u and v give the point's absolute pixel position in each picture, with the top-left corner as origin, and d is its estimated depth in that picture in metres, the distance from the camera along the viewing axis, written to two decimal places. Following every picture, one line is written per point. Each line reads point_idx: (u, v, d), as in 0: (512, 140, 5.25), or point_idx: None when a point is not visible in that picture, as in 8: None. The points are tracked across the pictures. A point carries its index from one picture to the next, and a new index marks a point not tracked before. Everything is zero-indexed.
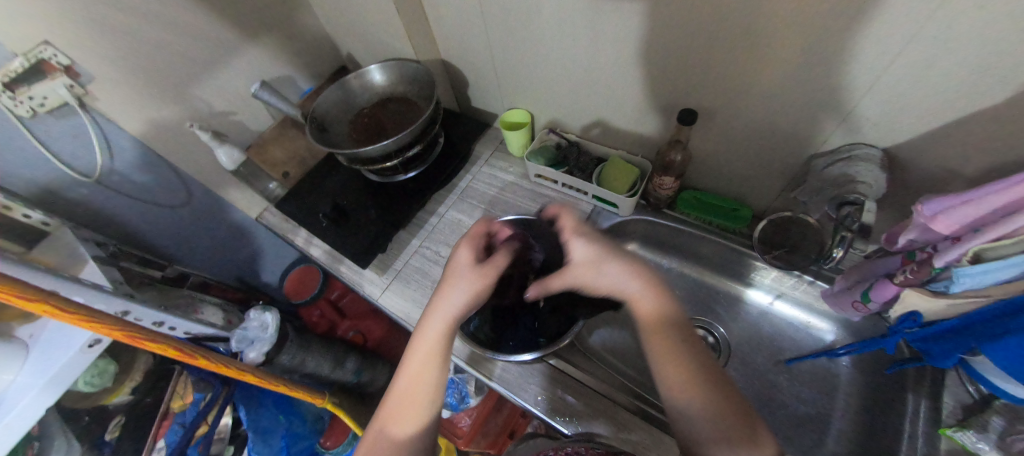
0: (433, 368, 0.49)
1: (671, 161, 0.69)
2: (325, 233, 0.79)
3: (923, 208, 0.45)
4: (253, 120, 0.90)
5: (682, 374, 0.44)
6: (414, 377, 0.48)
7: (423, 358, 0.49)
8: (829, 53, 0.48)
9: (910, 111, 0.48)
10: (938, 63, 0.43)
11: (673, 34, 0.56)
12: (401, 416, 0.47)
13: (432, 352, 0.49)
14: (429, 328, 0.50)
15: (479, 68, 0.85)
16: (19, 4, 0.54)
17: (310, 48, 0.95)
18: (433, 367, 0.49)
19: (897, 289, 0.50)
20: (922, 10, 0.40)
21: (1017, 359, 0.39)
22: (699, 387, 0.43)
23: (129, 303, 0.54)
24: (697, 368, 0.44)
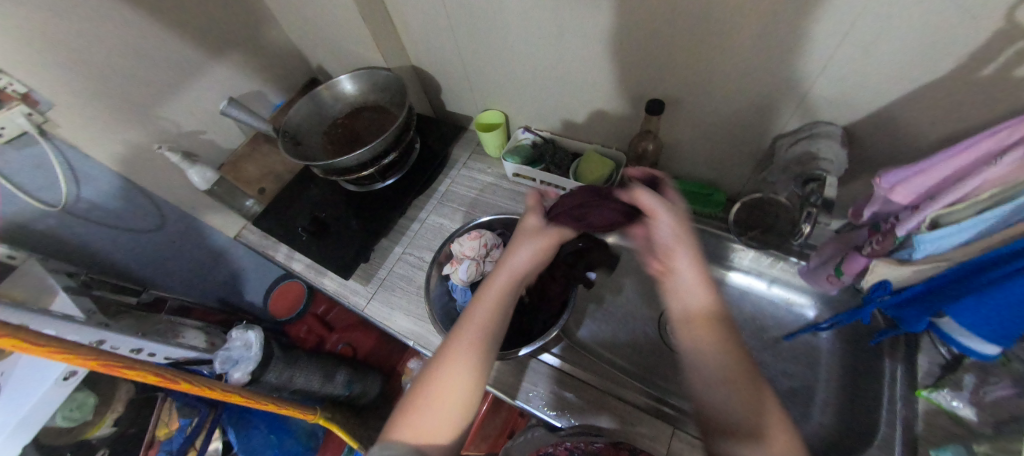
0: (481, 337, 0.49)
1: (644, 151, 0.70)
2: (305, 247, 0.78)
3: (881, 180, 0.46)
4: (224, 138, 0.89)
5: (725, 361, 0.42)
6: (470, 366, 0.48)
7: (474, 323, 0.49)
8: (785, 37, 0.49)
9: (864, 88, 0.50)
10: (886, 40, 0.45)
11: (634, 27, 0.57)
12: (439, 383, 0.45)
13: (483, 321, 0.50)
14: (486, 294, 0.52)
15: (450, 72, 0.85)
16: None
17: (278, 63, 0.94)
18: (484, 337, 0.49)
19: (867, 260, 0.52)
20: None
21: (980, 318, 0.41)
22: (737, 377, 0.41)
23: (103, 332, 0.53)
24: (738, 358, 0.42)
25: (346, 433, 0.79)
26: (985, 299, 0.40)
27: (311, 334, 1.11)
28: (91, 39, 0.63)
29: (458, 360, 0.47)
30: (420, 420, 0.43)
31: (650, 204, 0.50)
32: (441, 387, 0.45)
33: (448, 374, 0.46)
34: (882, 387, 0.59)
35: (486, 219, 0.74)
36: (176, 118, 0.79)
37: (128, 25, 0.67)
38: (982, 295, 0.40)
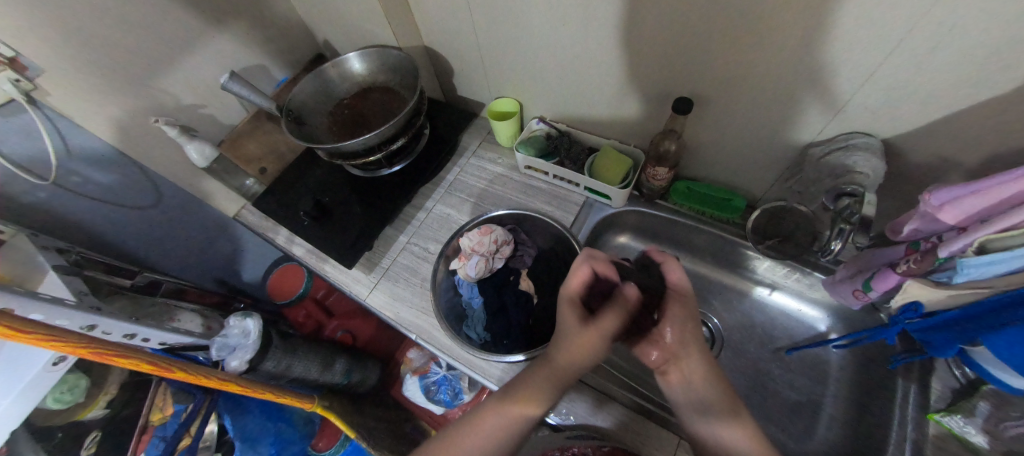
0: (533, 396, 0.49)
1: (666, 150, 0.67)
2: (306, 232, 0.75)
3: (929, 197, 0.44)
4: (225, 113, 0.85)
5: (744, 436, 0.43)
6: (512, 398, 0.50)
7: (535, 382, 0.50)
8: (829, 41, 0.46)
9: (911, 100, 0.47)
10: (943, 50, 0.41)
11: (666, 21, 0.53)
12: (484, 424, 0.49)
13: (546, 382, 0.50)
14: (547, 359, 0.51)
15: (465, 56, 0.81)
16: None
17: (283, 36, 0.89)
18: (537, 393, 0.49)
19: (899, 279, 0.49)
20: None
21: (1018, 349, 0.39)
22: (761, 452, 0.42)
23: (95, 316, 0.51)
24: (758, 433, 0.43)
25: (343, 422, 0.78)
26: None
27: (310, 318, 1.10)
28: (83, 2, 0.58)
29: (510, 411, 0.49)
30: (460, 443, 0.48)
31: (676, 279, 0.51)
32: (491, 422, 0.49)
33: (497, 416, 0.49)
34: (893, 408, 0.58)
35: (496, 213, 0.72)
36: (173, 90, 0.75)
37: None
38: None
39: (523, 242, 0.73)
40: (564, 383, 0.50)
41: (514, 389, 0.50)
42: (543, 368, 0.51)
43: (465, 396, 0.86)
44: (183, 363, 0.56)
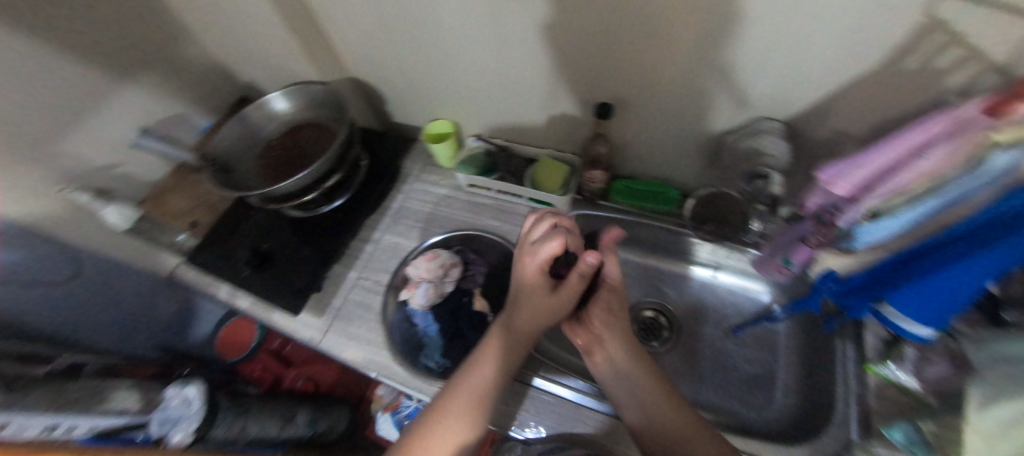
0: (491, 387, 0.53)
1: (598, 154, 0.70)
2: (247, 283, 0.72)
3: (821, 174, 0.48)
4: (144, 169, 0.80)
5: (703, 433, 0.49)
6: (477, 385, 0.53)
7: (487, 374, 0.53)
8: (724, 38, 0.49)
9: (799, 84, 0.51)
10: (816, 38, 0.45)
11: (579, 34, 0.56)
12: (454, 423, 0.50)
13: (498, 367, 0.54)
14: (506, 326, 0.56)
15: (393, 83, 0.80)
16: None
17: (202, 82, 0.86)
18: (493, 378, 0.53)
19: (812, 251, 0.55)
20: None
21: (917, 306, 0.43)
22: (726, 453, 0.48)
23: (8, 415, 0.48)
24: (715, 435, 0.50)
25: None
26: (922, 285, 0.42)
27: (267, 372, 1.04)
28: None
29: (461, 419, 0.50)
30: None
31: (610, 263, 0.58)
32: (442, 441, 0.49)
33: (451, 431, 0.50)
34: (836, 367, 0.61)
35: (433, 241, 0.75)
36: (81, 152, 0.70)
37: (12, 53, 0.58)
38: (915, 284, 0.42)
39: (473, 263, 0.73)
40: (503, 376, 0.54)
41: (466, 396, 0.52)
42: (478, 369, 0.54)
43: None
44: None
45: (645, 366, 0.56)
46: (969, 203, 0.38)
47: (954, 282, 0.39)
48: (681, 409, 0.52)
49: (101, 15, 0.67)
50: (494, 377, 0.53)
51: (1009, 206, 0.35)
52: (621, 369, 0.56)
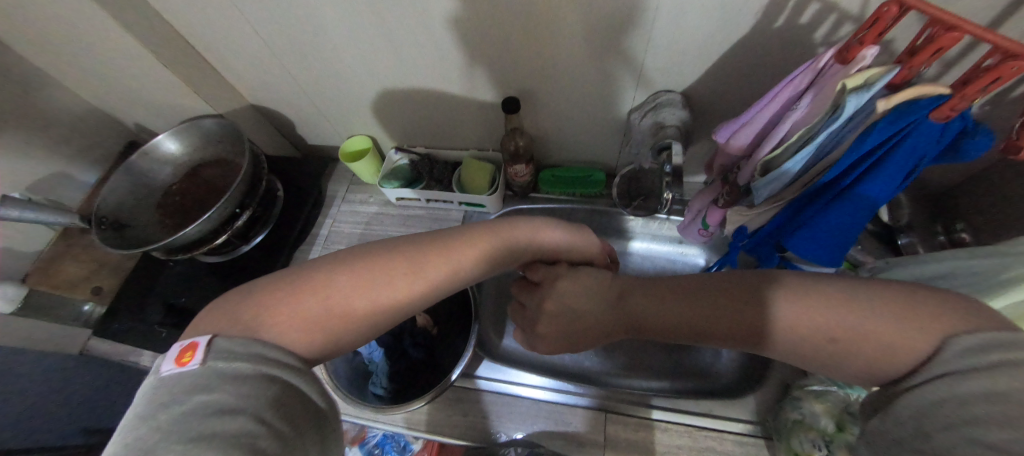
0: (380, 297, 0.38)
1: (517, 148, 0.69)
2: (168, 344, 0.66)
3: (717, 136, 0.52)
4: (24, 241, 0.72)
5: (848, 312, 0.31)
6: (372, 280, 0.38)
7: (393, 276, 0.39)
8: (613, 19, 0.49)
9: (688, 55, 0.52)
10: (689, 9, 0.46)
11: (469, 29, 0.54)
12: (311, 302, 0.36)
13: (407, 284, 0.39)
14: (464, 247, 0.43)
15: (296, 104, 0.76)
16: None
17: (81, 134, 0.77)
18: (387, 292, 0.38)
19: (722, 211, 0.57)
20: None
21: (814, 247, 0.46)
22: (898, 323, 0.29)
23: None
24: (873, 302, 0.31)
25: None
26: (815, 228, 0.45)
27: None
28: None
29: (323, 304, 0.36)
30: (225, 415, 0.27)
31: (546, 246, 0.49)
32: (320, 307, 0.36)
33: (300, 307, 0.35)
34: None
35: None
36: None
37: None
38: (810, 228, 0.45)
39: None
40: (402, 299, 0.39)
41: (351, 282, 0.37)
42: (434, 254, 0.41)
43: (413, 446, 0.80)
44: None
45: (681, 299, 0.41)
46: (840, 147, 0.40)
47: (839, 222, 0.43)
48: (750, 292, 0.37)
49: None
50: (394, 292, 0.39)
51: (867, 147, 0.38)
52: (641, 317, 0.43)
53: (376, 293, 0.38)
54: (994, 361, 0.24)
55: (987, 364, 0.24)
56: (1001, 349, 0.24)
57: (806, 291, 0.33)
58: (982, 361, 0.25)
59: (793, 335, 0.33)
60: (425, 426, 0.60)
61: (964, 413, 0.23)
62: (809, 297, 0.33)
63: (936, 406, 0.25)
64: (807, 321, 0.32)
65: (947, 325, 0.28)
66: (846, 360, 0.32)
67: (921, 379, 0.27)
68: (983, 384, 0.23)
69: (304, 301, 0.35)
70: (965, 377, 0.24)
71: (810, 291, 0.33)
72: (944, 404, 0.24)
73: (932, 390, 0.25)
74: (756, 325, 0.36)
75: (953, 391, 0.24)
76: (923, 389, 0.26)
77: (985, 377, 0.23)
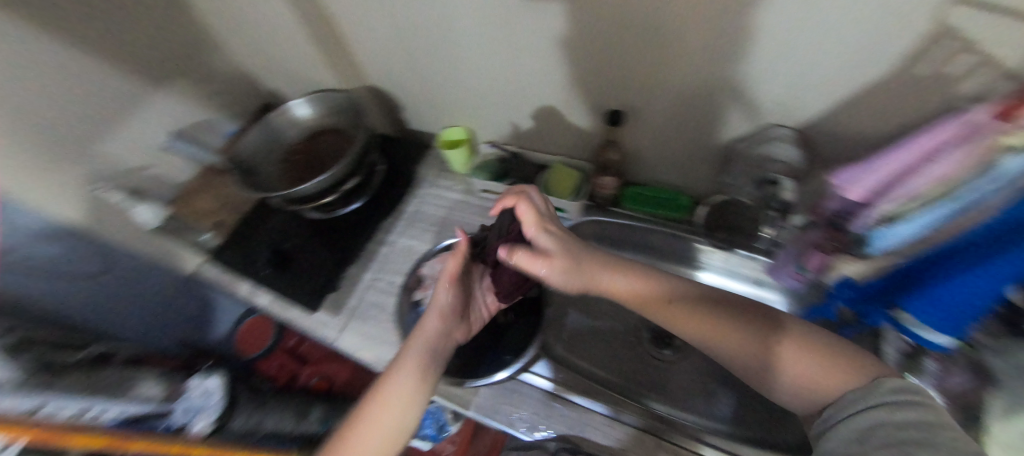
0: (409, 387, 0.49)
1: (609, 160, 0.72)
2: (270, 280, 0.74)
3: (835, 179, 0.48)
4: (173, 171, 0.85)
5: (798, 353, 0.43)
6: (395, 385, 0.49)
7: (408, 375, 0.50)
8: (737, 49, 0.49)
9: (808, 92, 0.51)
10: (820, 46, 0.45)
11: (586, 39, 0.56)
12: (373, 436, 0.46)
13: (418, 370, 0.50)
14: (424, 325, 0.54)
15: (409, 91, 0.83)
16: None
17: (229, 89, 0.90)
18: (415, 378, 0.50)
19: (824, 257, 0.54)
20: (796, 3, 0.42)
21: (940, 310, 0.45)
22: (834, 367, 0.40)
23: (43, 398, 0.51)
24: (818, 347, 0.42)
25: None
26: (947, 290, 0.43)
27: (283, 369, 1.01)
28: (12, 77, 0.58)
29: (375, 429, 0.46)
30: None
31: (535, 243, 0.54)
32: (378, 429, 0.46)
33: (366, 442, 0.45)
34: None
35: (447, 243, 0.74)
36: (118, 153, 0.75)
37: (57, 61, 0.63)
38: (939, 289, 0.44)
39: None
40: (427, 376, 0.51)
41: (381, 406, 0.47)
42: (416, 342, 0.52)
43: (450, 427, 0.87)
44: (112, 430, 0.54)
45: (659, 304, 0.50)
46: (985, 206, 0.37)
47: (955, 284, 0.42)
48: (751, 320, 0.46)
49: (135, 26, 0.71)
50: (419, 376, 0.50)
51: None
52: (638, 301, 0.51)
53: (406, 384, 0.49)
54: (897, 400, 0.34)
55: (901, 402, 0.34)
56: (910, 393, 0.35)
57: (788, 340, 0.44)
58: (894, 398, 0.34)
59: (761, 360, 0.44)
60: (477, 406, 0.62)
61: (891, 436, 0.32)
62: (789, 341, 0.44)
63: (873, 428, 0.34)
64: (791, 362, 0.42)
65: (870, 370, 0.39)
66: (794, 383, 0.42)
67: (849, 411, 0.37)
68: (904, 415, 0.33)
69: (363, 440, 0.45)
70: (884, 410, 0.34)
71: (790, 336, 0.44)
72: (879, 427, 0.33)
73: (870, 415, 0.35)
74: (744, 358, 0.45)
75: (881, 419, 0.34)
76: (865, 413, 0.35)
77: (906, 410, 0.33)
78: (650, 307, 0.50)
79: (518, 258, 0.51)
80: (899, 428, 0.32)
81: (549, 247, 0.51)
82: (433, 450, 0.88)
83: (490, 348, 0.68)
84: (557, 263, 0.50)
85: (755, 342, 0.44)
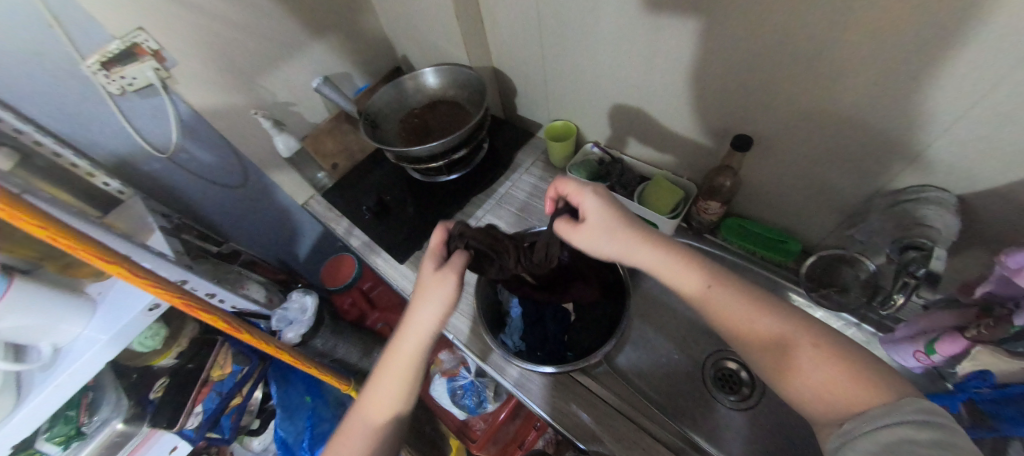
0: (400, 382, 0.53)
1: (720, 186, 0.67)
2: (367, 226, 0.82)
3: (1007, 259, 0.41)
4: (310, 112, 0.96)
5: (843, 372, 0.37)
6: (389, 381, 0.53)
7: (399, 372, 0.53)
8: (897, 92, 0.43)
9: (986, 163, 0.43)
10: (1017, 116, 0.38)
11: (728, 60, 0.53)
12: (372, 420, 0.53)
13: (410, 368, 0.53)
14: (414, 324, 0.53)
15: (529, 79, 0.86)
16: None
17: (368, 48, 0.99)
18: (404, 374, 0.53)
19: (965, 344, 0.44)
20: (1006, 61, 0.36)
21: None
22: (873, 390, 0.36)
23: (188, 273, 0.61)
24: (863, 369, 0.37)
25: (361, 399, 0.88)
26: None
27: (354, 307, 1.10)
28: (209, 8, 0.70)
29: (376, 416, 0.53)
30: None
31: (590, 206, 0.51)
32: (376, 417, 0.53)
33: (369, 424, 0.53)
34: None
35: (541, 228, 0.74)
36: (273, 88, 0.86)
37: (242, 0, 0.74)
38: None
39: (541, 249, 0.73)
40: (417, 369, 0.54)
41: (378, 396, 0.53)
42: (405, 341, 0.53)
43: (488, 405, 0.90)
44: (228, 315, 0.63)
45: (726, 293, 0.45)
46: None
47: None
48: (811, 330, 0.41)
49: None
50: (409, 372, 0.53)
51: None
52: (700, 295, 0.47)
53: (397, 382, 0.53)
54: (917, 418, 0.32)
55: (925, 421, 0.31)
56: (936, 415, 0.32)
57: (822, 345, 0.39)
58: (916, 417, 0.32)
59: (786, 353, 0.41)
60: (530, 391, 0.63)
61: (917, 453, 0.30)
62: (824, 344, 0.39)
63: (899, 444, 0.31)
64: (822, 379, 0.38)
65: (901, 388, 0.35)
66: (816, 385, 0.38)
67: (870, 424, 0.33)
68: (930, 435, 0.30)
69: (364, 419, 0.53)
70: (907, 428, 0.31)
71: (826, 338, 0.40)
72: (902, 443, 0.31)
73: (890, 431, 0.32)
74: (768, 350, 0.42)
75: (907, 437, 0.31)
76: (882, 431, 0.32)
77: (932, 431, 0.30)
78: (684, 286, 0.47)
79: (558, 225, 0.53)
80: (926, 445, 0.30)
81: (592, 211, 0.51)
82: (466, 421, 0.92)
83: (553, 337, 0.68)
84: (593, 235, 0.50)
85: (785, 342, 0.41)
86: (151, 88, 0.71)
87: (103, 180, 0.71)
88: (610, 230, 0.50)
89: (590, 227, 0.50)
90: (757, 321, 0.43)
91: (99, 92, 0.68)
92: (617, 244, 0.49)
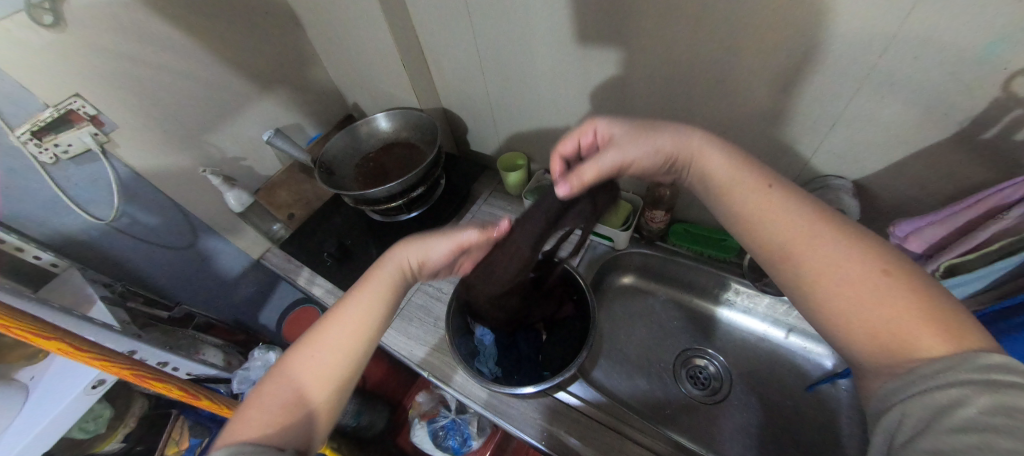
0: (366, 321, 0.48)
1: (661, 195, 0.73)
2: (330, 271, 0.81)
3: (896, 230, 0.48)
4: (261, 165, 0.95)
5: (900, 302, 0.31)
6: (359, 314, 0.48)
7: (366, 307, 0.49)
8: (784, 100, 0.52)
9: (864, 151, 0.52)
10: (876, 111, 0.47)
11: (643, 87, 0.61)
12: (315, 356, 0.45)
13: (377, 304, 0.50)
14: (392, 258, 0.53)
15: (477, 114, 0.91)
16: (47, 67, 0.60)
17: (318, 100, 1.02)
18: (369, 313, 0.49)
19: None
20: (860, 69, 0.44)
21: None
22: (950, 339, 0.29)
23: (136, 343, 0.58)
24: (915, 304, 0.30)
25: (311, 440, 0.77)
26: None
27: None
28: (149, 72, 0.70)
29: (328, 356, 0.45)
30: None
31: (601, 129, 0.50)
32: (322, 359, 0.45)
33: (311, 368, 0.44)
34: None
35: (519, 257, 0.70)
36: (222, 144, 0.86)
37: (184, 61, 0.74)
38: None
39: None
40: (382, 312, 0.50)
41: (337, 332, 0.47)
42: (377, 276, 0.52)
43: (473, 442, 0.87)
44: (186, 383, 0.59)
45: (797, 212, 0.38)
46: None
47: None
48: (864, 247, 0.34)
49: (255, 44, 0.83)
50: (375, 312, 0.49)
51: None
52: (748, 207, 0.41)
53: (357, 320, 0.48)
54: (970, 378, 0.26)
55: (982, 380, 0.26)
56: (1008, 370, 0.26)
57: (882, 266, 0.33)
58: (974, 374, 0.26)
59: (847, 279, 0.33)
60: (510, 417, 0.63)
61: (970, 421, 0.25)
62: (896, 270, 0.32)
63: (942, 410, 0.26)
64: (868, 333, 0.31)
65: (978, 341, 0.28)
66: (860, 323, 0.32)
67: (920, 384, 0.28)
68: (989, 398, 0.25)
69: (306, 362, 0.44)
70: (963, 388, 0.26)
71: (895, 258, 0.33)
72: (958, 407, 0.26)
73: (934, 396, 0.27)
74: (829, 274, 0.34)
75: (957, 400, 0.26)
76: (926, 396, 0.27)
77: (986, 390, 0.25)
78: (724, 179, 0.43)
79: (592, 170, 0.47)
80: (986, 411, 0.25)
81: (607, 130, 0.50)
82: None
83: (526, 358, 0.70)
84: (615, 149, 0.47)
85: (881, 271, 0.32)
86: (87, 154, 0.69)
87: (33, 253, 0.67)
88: (632, 135, 0.48)
89: (625, 152, 0.47)
90: (818, 245, 0.35)
91: (30, 165, 0.65)
92: (657, 135, 0.47)
